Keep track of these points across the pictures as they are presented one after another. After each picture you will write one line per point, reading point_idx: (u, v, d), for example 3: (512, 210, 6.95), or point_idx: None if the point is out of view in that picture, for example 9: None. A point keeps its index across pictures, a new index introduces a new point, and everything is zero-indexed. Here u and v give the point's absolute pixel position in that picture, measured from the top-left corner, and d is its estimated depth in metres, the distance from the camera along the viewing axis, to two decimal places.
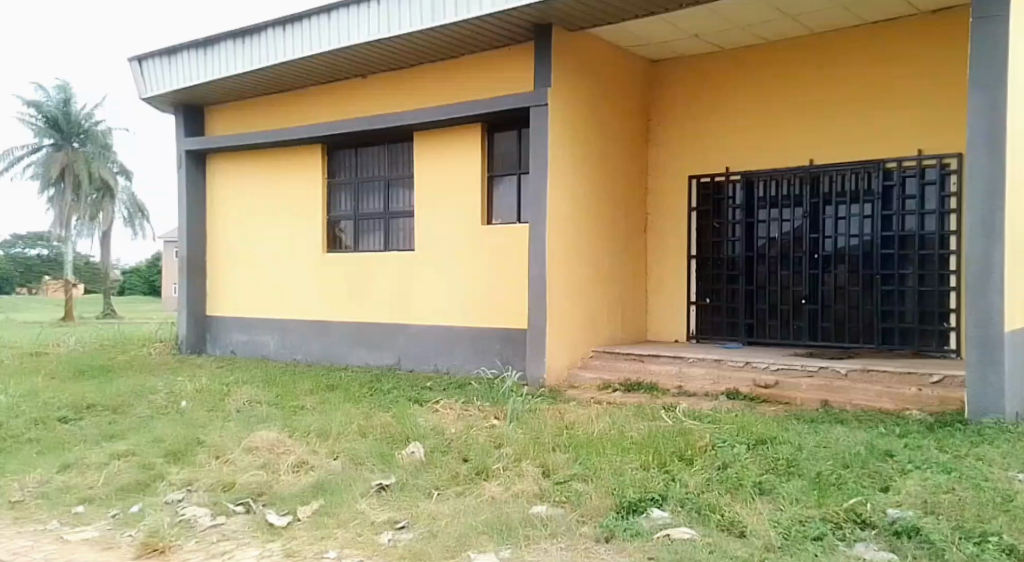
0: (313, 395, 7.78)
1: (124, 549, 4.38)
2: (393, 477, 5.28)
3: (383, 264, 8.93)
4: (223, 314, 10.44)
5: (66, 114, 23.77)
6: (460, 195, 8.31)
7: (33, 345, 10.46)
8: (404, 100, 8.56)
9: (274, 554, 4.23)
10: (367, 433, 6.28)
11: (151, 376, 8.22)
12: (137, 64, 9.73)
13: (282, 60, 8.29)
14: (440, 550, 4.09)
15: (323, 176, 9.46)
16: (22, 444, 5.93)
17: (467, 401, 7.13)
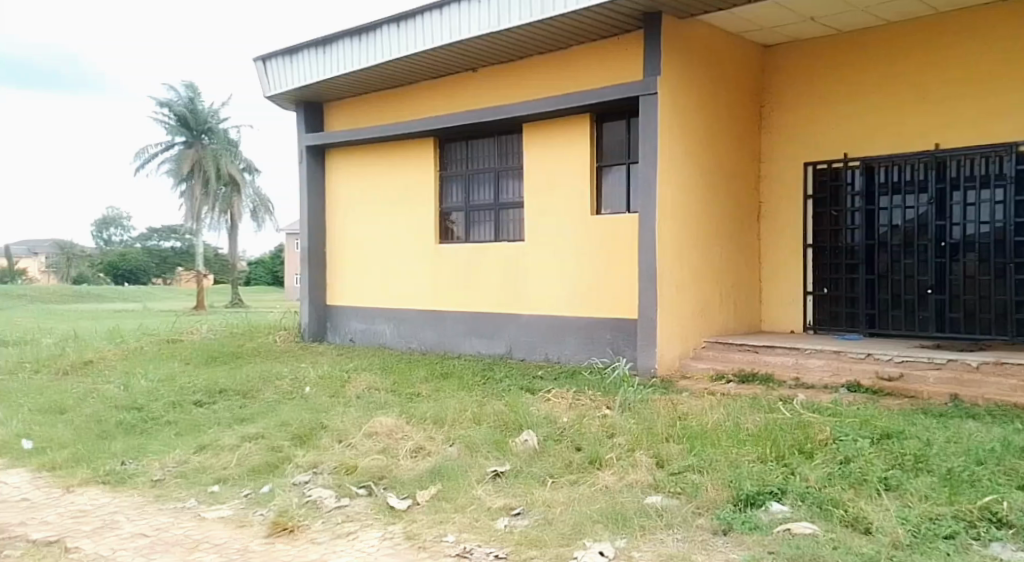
0: (427, 382, 7.84)
1: (257, 527, 4.51)
2: (508, 464, 5.20)
3: (494, 254, 8.88)
4: (342, 302, 10.73)
5: (194, 114, 25.39)
6: (568, 184, 8.13)
7: (172, 332, 11.14)
8: (512, 91, 8.48)
9: (396, 536, 4.22)
10: (481, 421, 6.23)
11: (277, 363, 8.54)
12: (261, 64, 10.12)
13: (394, 57, 8.40)
14: (556, 537, 3.96)
15: (435, 168, 9.52)
16: (162, 425, 6.26)
17: (579, 390, 6.97)
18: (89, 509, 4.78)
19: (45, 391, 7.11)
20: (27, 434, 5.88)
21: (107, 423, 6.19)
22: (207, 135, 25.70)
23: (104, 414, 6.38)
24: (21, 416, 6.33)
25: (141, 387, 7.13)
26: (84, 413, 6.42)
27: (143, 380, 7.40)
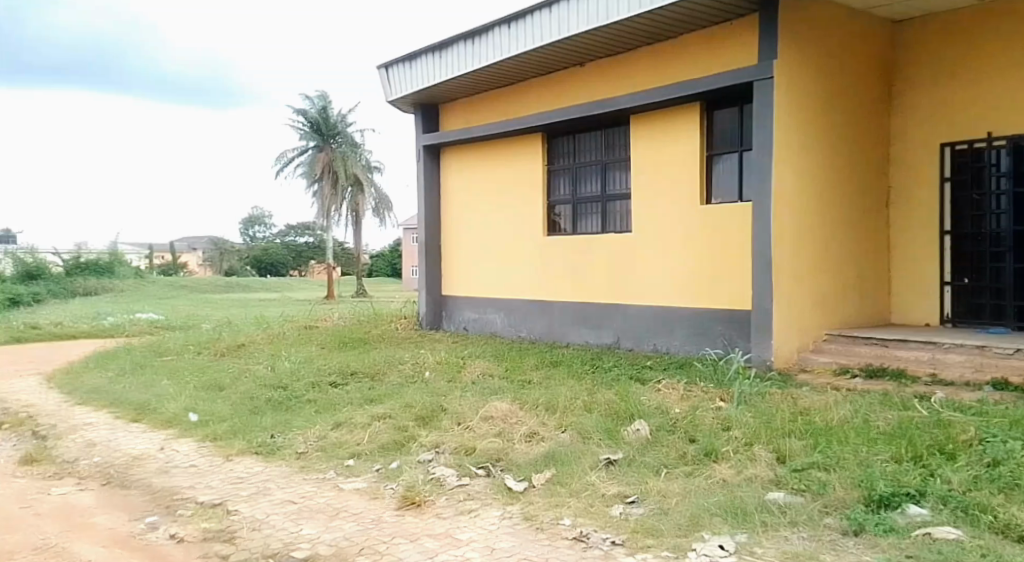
0: (538, 370, 8.15)
1: (388, 499, 4.91)
2: (620, 452, 5.38)
3: (602, 245, 9.06)
4: (456, 292, 11.21)
5: (326, 120, 26.81)
6: (678, 174, 8.19)
7: (307, 319, 12.05)
8: (621, 83, 8.61)
9: (514, 516, 4.52)
10: (593, 409, 6.45)
11: (398, 349, 9.07)
12: (384, 71, 10.71)
13: (507, 56, 8.72)
14: (672, 528, 4.14)
15: (542, 163, 9.80)
16: (303, 403, 6.86)
17: (690, 382, 7.05)
18: (244, 476, 5.25)
19: (206, 369, 7.93)
20: (192, 408, 6.58)
21: (259, 399, 6.86)
22: (337, 140, 27.12)
23: (255, 392, 7.06)
24: (187, 391, 7.10)
25: (285, 368, 7.82)
26: (238, 391, 7.12)
27: (286, 362, 8.11)
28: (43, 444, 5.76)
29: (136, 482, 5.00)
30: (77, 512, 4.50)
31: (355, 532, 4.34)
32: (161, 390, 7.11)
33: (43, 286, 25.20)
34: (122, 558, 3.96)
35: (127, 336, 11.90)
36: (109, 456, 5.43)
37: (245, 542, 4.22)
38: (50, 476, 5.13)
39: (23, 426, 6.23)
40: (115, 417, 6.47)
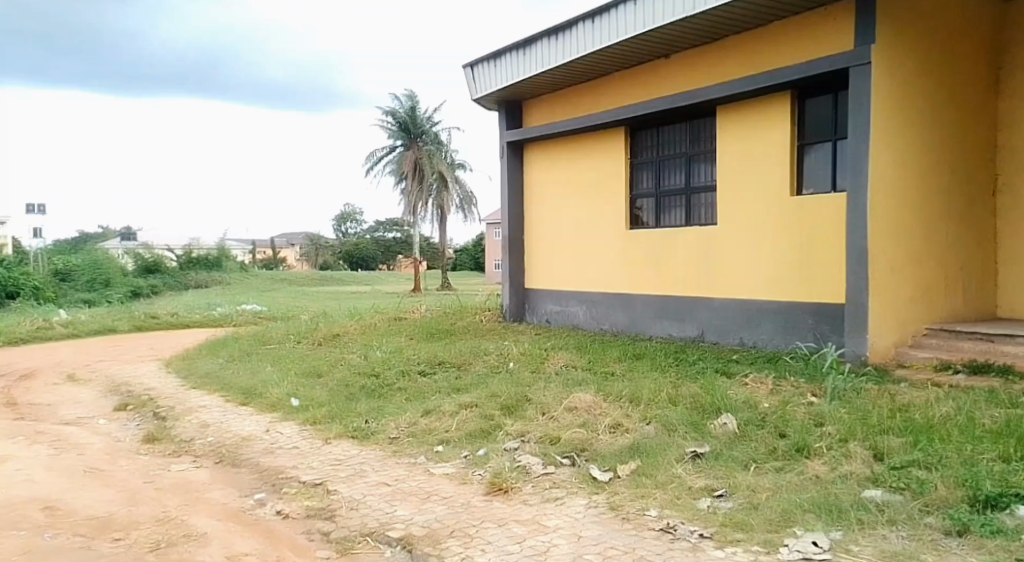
0: (621, 362, 8.20)
1: (477, 485, 5.09)
2: (707, 446, 5.38)
3: (686, 237, 9.00)
4: (538, 286, 11.36)
5: (412, 119, 27.45)
6: (767, 164, 8.06)
7: (395, 311, 12.47)
8: (708, 74, 8.54)
9: (601, 505, 4.61)
10: (678, 402, 6.46)
11: (483, 340, 9.29)
12: (469, 70, 10.95)
13: (591, 50, 8.77)
14: (763, 522, 4.14)
15: (625, 156, 9.79)
16: (394, 390, 7.15)
17: (780, 376, 6.95)
18: (342, 458, 5.55)
19: (305, 357, 8.35)
20: (294, 393, 6.97)
21: (353, 387, 7.19)
22: (422, 138, 27.81)
23: (351, 379, 7.41)
24: (289, 377, 7.52)
25: (377, 357, 8.15)
26: (335, 378, 7.48)
27: (378, 351, 8.45)
28: (162, 423, 6.23)
29: (246, 461, 5.36)
30: (194, 486, 4.87)
31: (446, 515, 4.52)
32: (266, 376, 7.55)
33: (159, 279, 26.93)
34: (234, 529, 4.27)
35: (234, 325, 12.65)
36: (221, 436, 5.83)
37: (345, 520, 4.47)
38: (170, 453, 5.56)
39: (145, 407, 6.75)
40: (226, 400, 6.93)
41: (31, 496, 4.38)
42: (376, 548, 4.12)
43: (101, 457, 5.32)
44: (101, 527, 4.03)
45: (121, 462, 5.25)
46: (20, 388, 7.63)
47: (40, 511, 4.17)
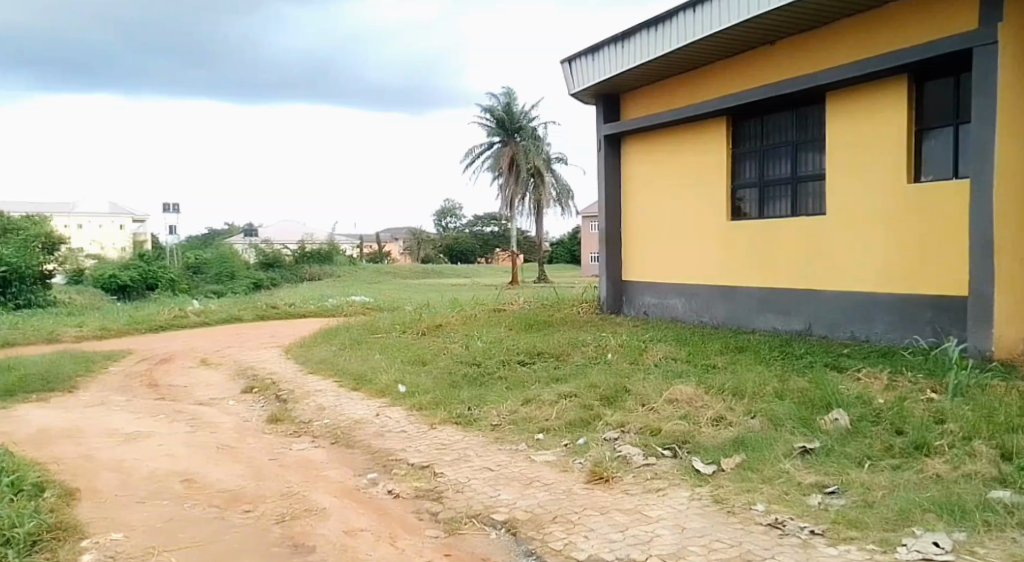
0: (723, 355, 8.08)
1: (578, 473, 5.18)
2: (817, 441, 5.27)
3: (792, 227, 8.76)
4: (636, 278, 11.32)
5: (510, 115, 27.92)
6: (880, 150, 7.75)
7: (493, 302, 12.72)
8: (816, 60, 8.28)
9: (705, 498, 4.61)
10: (783, 396, 6.33)
11: (581, 332, 9.37)
12: (568, 64, 11.01)
13: (691, 41, 8.65)
14: (878, 520, 4.04)
15: (727, 147, 9.61)
16: (494, 379, 7.35)
17: (895, 371, 6.69)
18: (448, 443, 5.77)
19: (410, 346, 8.69)
20: (401, 380, 7.28)
21: (456, 375, 7.44)
22: (519, 134, 28.14)
23: (453, 368, 7.66)
24: (396, 365, 7.86)
25: (478, 347, 8.38)
26: (439, 366, 7.76)
27: (479, 341, 8.68)
28: (283, 406, 6.66)
29: (359, 443, 5.67)
30: (313, 465, 5.20)
31: (548, 501, 4.64)
32: (374, 364, 7.92)
33: (276, 272, 28.48)
34: (350, 505, 4.54)
35: (342, 316, 13.27)
36: (336, 419, 6.19)
37: (452, 501, 4.67)
38: (290, 433, 5.95)
39: (267, 390, 7.23)
40: (339, 385, 7.33)
41: (171, 469, 4.80)
42: (482, 530, 4.29)
43: (230, 435, 5.75)
44: (232, 499, 4.39)
45: (248, 440, 5.66)
46: (159, 370, 8.33)
47: (179, 483, 4.57)
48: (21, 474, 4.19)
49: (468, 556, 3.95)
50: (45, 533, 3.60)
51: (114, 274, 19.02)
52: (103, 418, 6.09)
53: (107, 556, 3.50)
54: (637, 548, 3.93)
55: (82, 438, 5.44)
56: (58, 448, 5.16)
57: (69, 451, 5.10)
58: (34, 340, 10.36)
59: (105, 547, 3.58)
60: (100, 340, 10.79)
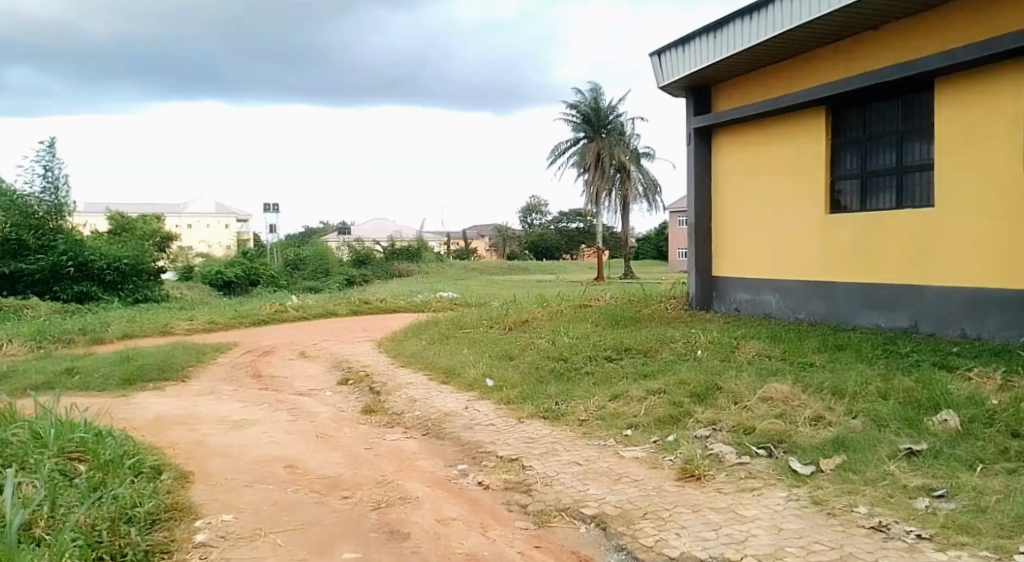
0: (820, 353, 7.79)
1: (669, 470, 5.11)
2: (923, 442, 5.02)
3: (897, 220, 8.36)
4: (727, 274, 11.06)
5: (596, 111, 27.91)
6: (996, 138, 7.32)
7: (579, 299, 12.71)
8: (923, 44, 7.87)
9: (802, 499, 4.47)
10: (887, 396, 6.06)
11: (669, 328, 9.25)
12: (658, 58, 10.86)
13: (786, 28, 8.36)
14: (993, 527, 3.83)
15: (825, 138, 9.25)
16: (581, 374, 7.36)
17: (1011, 371, 6.29)
18: (536, 436, 5.81)
19: (498, 341, 8.80)
20: (489, 374, 7.39)
21: (544, 370, 7.50)
22: (606, 130, 28.03)
23: (540, 363, 7.72)
24: (485, 359, 7.97)
25: (565, 343, 8.40)
26: (526, 361, 7.82)
27: (565, 337, 8.70)
28: (377, 397, 6.88)
29: (450, 435, 5.79)
30: (407, 455, 5.35)
31: (639, 497, 4.60)
32: (463, 358, 8.06)
33: (368, 269, 29.38)
34: (442, 495, 4.65)
35: (431, 311, 13.57)
36: (428, 411, 6.34)
37: (541, 495, 4.70)
38: (385, 424, 6.14)
39: (362, 382, 7.49)
40: (430, 378, 7.50)
41: (275, 456, 5.05)
42: (571, 523, 4.30)
43: (329, 424, 6.00)
44: (331, 486, 4.58)
45: (345, 429, 5.89)
46: (262, 361, 8.77)
47: (283, 469, 4.81)
48: (142, 457, 4.50)
49: (559, 548, 3.98)
50: (164, 512, 3.88)
51: (220, 271, 20.08)
52: (213, 406, 6.46)
53: (220, 536, 3.72)
54: (731, 547, 3.84)
55: (195, 425, 5.78)
56: (173, 433, 5.51)
57: (183, 436, 5.44)
58: (150, 332, 11.07)
59: (217, 528, 3.81)
60: (208, 332, 11.44)
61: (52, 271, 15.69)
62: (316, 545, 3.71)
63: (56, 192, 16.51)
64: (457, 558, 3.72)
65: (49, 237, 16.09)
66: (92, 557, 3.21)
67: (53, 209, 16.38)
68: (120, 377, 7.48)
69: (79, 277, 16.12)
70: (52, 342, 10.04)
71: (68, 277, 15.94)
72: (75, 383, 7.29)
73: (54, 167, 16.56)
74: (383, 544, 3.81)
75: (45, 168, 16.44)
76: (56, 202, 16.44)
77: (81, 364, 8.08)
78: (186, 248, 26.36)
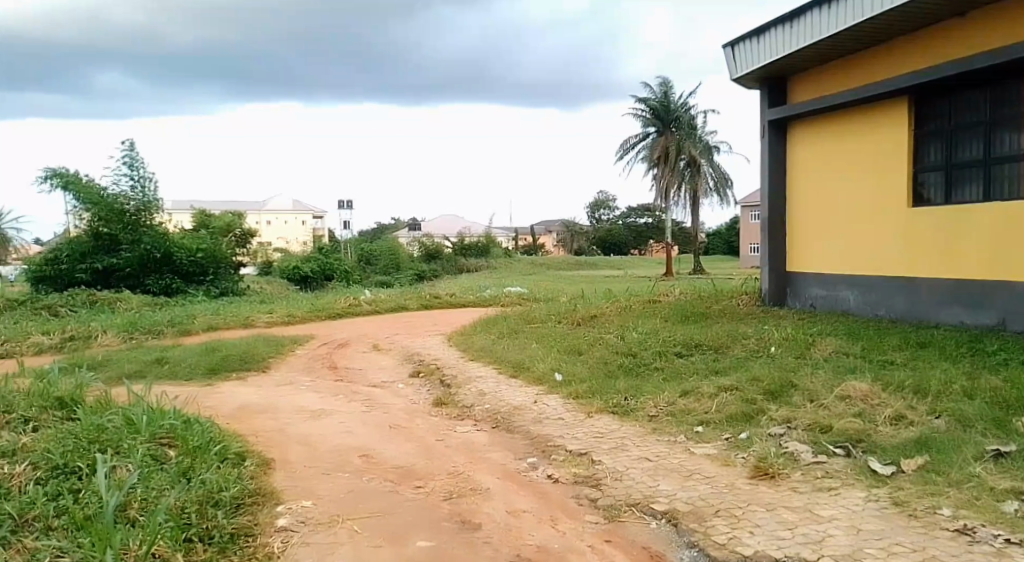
0: (901, 351, 7.51)
1: (741, 468, 5.02)
2: (1013, 444, 4.79)
3: (984, 213, 7.98)
4: (802, 269, 10.76)
5: (665, 105, 27.49)
6: None
7: (647, 294, 12.60)
8: (1014, 30, 7.50)
9: (882, 500, 4.32)
10: (974, 396, 5.80)
11: (741, 324, 9.07)
12: (731, 49, 10.66)
13: (865, 17, 8.09)
14: None
15: (906, 128, 8.91)
16: (651, 370, 7.30)
17: None
18: (605, 431, 5.80)
19: (567, 336, 8.80)
20: (558, 368, 7.41)
21: (612, 365, 7.47)
22: (675, 124, 27.59)
23: (609, 358, 7.69)
24: (553, 354, 7.99)
25: (634, 338, 8.34)
26: (595, 356, 7.81)
27: (634, 333, 8.64)
28: (448, 390, 6.99)
29: (519, 428, 5.84)
30: (477, 447, 5.42)
31: (710, 494, 4.54)
32: (532, 353, 8.09)
33: (437, 264, 29.82)
34: (512, 487, 4.69)
35: (499, 306, 13.69)
36: (497, 404, 6.41)
37: (610, 489, 4.69)
38: (455, 417, 6.24)
39: (433, 375, 7.62)
40: (499, 372, 7.58)
41: (350, 445, 5.20)
42: (641, 518, 4.28)
43: (401, 416, 6.13)
44: (405, 475, 4.69)
45: (417, 421, 6.01)
46: (338, 353, 9.02)
47: (358, 458, 4.94)
48: (226, 443, 4.71)
49: (629, 543, 3.96)
50: (248, 497, 4.05)
51: (297, 266, 20.74)
52: (292, 397, 6.69)
53: (299, 521, 3.86)
54: (807, 547, 3.74)
55: (276, 414, 6.00)
56: (255, 422, 5.74)
57: (264, 424, 5.66)
58: (233, 324, 11.54)
59: (297, 513, 3.95)
60: (287, 325, 11.85)
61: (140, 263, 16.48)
62: (389, 532, 3.81)
63: (144, 191, 17.13)
64: (527, 550, 3.75)
65: (138, 233, 16.78)
66: (181, 537, 3.38)
67: (142, 206, 16.95)
68: (206, 367, 7.82)
69: (164, 270, 17.00)
70: (143, 333, 10.56)
71: (153, 269, 16.77)
72: (164, 372, 7.65)
73: (139, 166, 17.35)
74: (454, 534, 3.87)
75: (131, 167, 17.25)
76: (145, 198, 17.04)
77: (170, 354, 8.47)
78: (264, 244, 27.28)
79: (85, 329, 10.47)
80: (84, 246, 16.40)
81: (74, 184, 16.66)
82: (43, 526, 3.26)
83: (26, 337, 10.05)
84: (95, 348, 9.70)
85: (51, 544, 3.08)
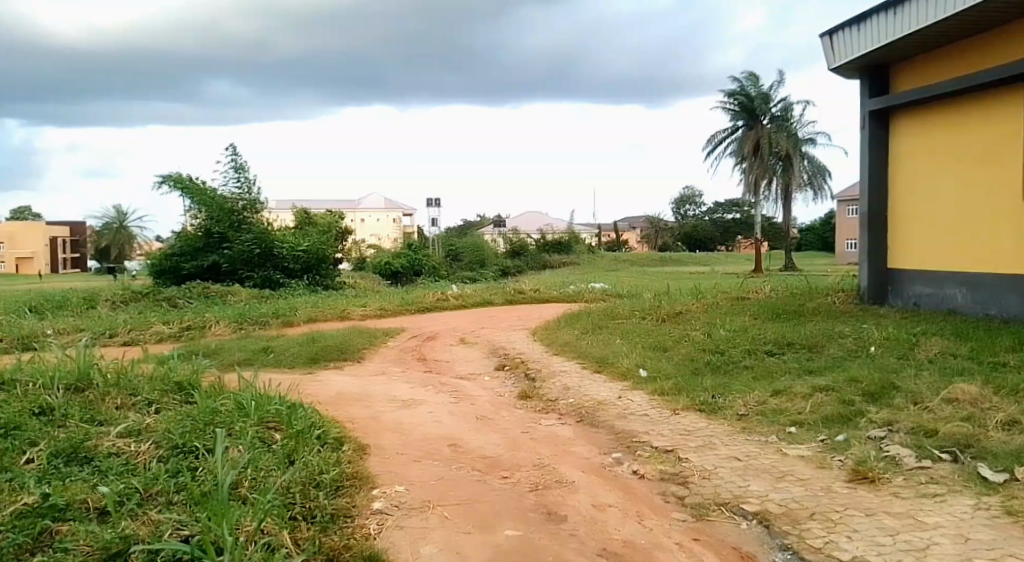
0: (1014, 352, 7.10)
1: (838, 471, 4.85)
2: None
3: None
4: (905, 265, 10.28)
5: (756, 97, 26.73)
6: None
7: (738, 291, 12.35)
8: None
9: (993, 509, 4.12)
10: None
11: (837, 322, 8.78)
12: (831, 38, 10.31)
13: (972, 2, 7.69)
14: None
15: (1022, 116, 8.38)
16: (740, 368, 7.19)
17: None
18: (692, 429, 5.75)
19: (652, 332, 8.76)
20: (643, 364, 7.43)
21: (699, 362, 7.39)
22: (767, 116, 26.78)
23: (696, 355, 7.61)
24: (638, 350, 8.00)
25: (721, 336, 8.21)
26: (680, 352, 7.77)
27: (722, 330, 8.51)
28: (534, 384, 7.11)
29: (605, 423, 5.88)
30: (563, 441, 5.49)
31: (804, 496, 4.42)
32: (616, 349, 8.09)
33: (521, 259, 30.17)
34: (599, 482, 4.73)
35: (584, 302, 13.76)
36: (582, 399, 6.46)
37: (698, 487, 4.66)
38: (540, 411, 6.33)
39: (518, 369, 7.75)
40: (583, 367, 7.64)
41: (442, 434, 5.37)
42: (731, 518, 4.21)
43: (488, 408, 6.28)
44: (493, 465, 4.81)
45: (504, 413, 6.14)
46: (426, 345, 9.31)
47: (447, 447, 5.11)
48: (326, 429, 4.97)
49: (718, 542, 3.92)
50: (346, 480, 4.27)
51: (389, 262, 21.45)
52: (386, 386, 6.96)
53: (393, 505, 4.03)
54: (909, 553, 3.59)
55: (372, 402, 6.27)
56: (352, 409, 6.01)
57: (360, 412, 5.92)
58: (330, 316, 12.08)
59: (392, 497, 4.14)
60: (380, 317, 12.32)
61: (242, 258, 17.42)
62: (480, 520, 3.92)
63: (250, 190, 18.20)
64: (614, 544, 3.79)
65: (244, 230, 17.79)
66: (287, 515, 3.61)
67: (249, 205, 18.02)
68: (306, 356, 8.24)
69: (266, 264, 17.87)
70: (250, 323, 11.23)
71: (255, 264, 17.68)
72: (270, 360, 8.12)
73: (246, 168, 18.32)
74: (542, 525, 3.95)
75: (239, 169, 18.26)
76: (251, 198, 18.12)
77: (275, 343, 8.96)
78: (358, 240, 28.24)
79: (200, 319, 11.22)
80: (197, 242, 17.50)
81: (189, 185, 17.81)
82: (165, 500, 3.55)
83: (149, 326, 10.85)
84: (209, 338, 10.39)
85: (172, 517, 3.35)
